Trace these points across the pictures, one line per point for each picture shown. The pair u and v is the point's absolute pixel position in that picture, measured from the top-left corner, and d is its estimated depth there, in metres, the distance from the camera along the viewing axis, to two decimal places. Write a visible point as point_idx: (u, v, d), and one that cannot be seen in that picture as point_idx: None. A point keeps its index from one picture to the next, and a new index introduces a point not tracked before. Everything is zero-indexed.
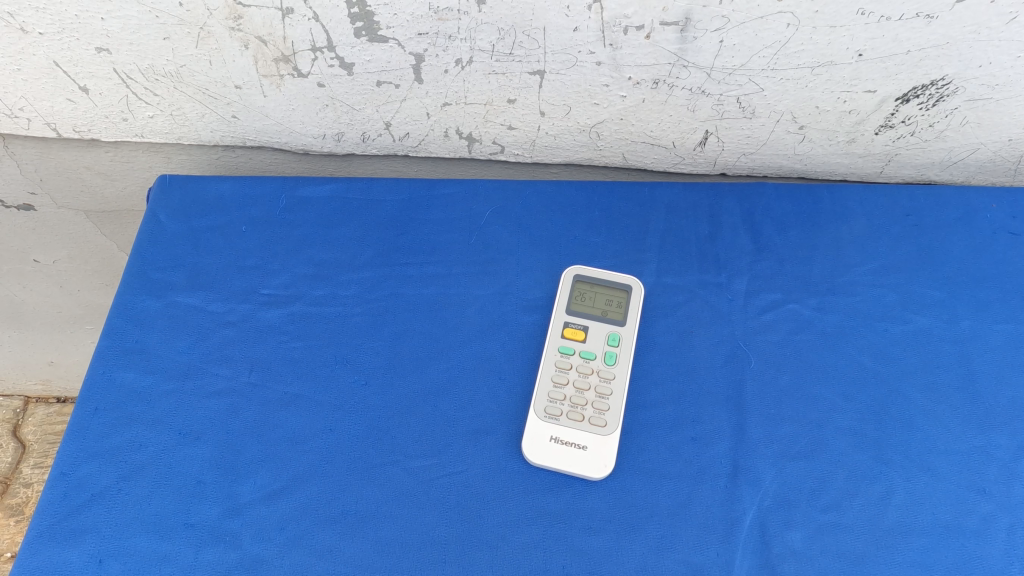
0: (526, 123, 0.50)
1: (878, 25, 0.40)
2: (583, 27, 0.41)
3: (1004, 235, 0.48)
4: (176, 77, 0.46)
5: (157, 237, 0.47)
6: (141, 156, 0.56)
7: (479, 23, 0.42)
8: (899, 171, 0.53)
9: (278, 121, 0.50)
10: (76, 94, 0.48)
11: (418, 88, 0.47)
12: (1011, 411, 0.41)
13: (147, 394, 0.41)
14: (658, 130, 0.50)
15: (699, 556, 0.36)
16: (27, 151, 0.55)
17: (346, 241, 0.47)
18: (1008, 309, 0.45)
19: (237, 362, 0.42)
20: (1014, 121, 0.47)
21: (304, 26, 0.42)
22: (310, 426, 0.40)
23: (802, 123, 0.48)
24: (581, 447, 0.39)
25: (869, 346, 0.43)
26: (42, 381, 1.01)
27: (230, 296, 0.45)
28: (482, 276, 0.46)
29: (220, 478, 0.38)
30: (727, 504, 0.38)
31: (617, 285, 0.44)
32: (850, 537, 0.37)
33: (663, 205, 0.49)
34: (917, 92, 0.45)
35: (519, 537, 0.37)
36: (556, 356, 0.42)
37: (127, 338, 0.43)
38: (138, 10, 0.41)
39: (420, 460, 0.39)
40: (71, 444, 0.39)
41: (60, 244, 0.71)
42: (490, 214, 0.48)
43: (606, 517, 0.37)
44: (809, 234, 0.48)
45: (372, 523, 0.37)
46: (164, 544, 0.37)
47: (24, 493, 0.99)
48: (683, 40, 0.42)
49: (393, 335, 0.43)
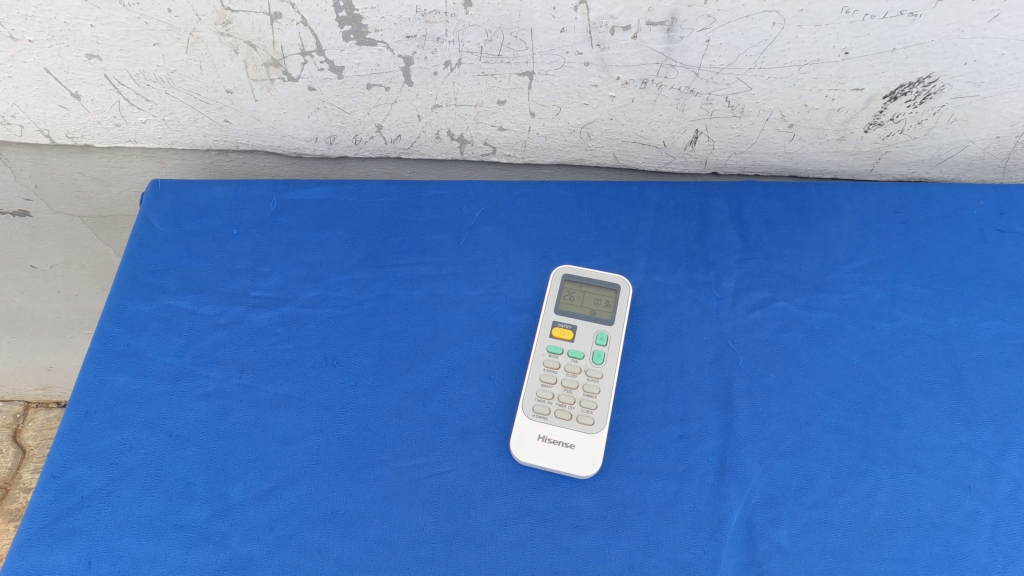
0: (517, 124, 0.50)
1: (863, 23, 0.40)
2: (570, 28, 0.42)
3: (992, 232, 0.48)
4: (167, 82, 0.47)
5: (149, 240, 0.48)
6: (134, 162, 0.56)
7: (467, 25, 0.42)
8: (890, 169, 0.53)
9: (269, 125, 0.51)
10: (67, 101, 0.49)
11: (408, 90, 0.47)
12: (998, 407, 0.41)
13: (137, 396, 0.41)
14: (647, 129, 0.50)
15: (686, 553, 0.36)
16: (21, 157, 0.56)
17: (337, 243, 0.47)
18: (995, 306, 0.45)
19: (228, 364, 0.42)
20: (1001, 118, 0.47)
21: (293, 30, 0.42)
22: (300, 427, 0.40)
23: (791, 121, 0.48)
24: (570, 446, 0.39)
25: (857, 343, 0.43)
26: (41, 387, 1.02)
27: (221, 299, 0.45)
28: (472, 277, 0.46)
29: (210, 479, 0.39)
30: (715, 501, 0.38)
31: (606, 284, 0.44)
32: (837, 535, 0.37)
33: (653, 204, 0.49)
34: (904, 90, 0.45)
35: (506, 536, 0.37)
36: (544, 355, 0.42)
37: (118, 342, 0.43)
38: (127, 17, 0.42)
39: (409, 460, 0.39)
40: (62, 447, 0.39)
41: (56, 250, 0.71)
42: (480, 215, 0.48)
43: (594, 515, 0.37)
44: (797, 232, 0.48)
45: (360, 523, 0.37)
46: (154, 546, 0.37)
47: (23, 499, 0.99)
48: (669, 40, 0.42)
49: (383, 336, 0.43)
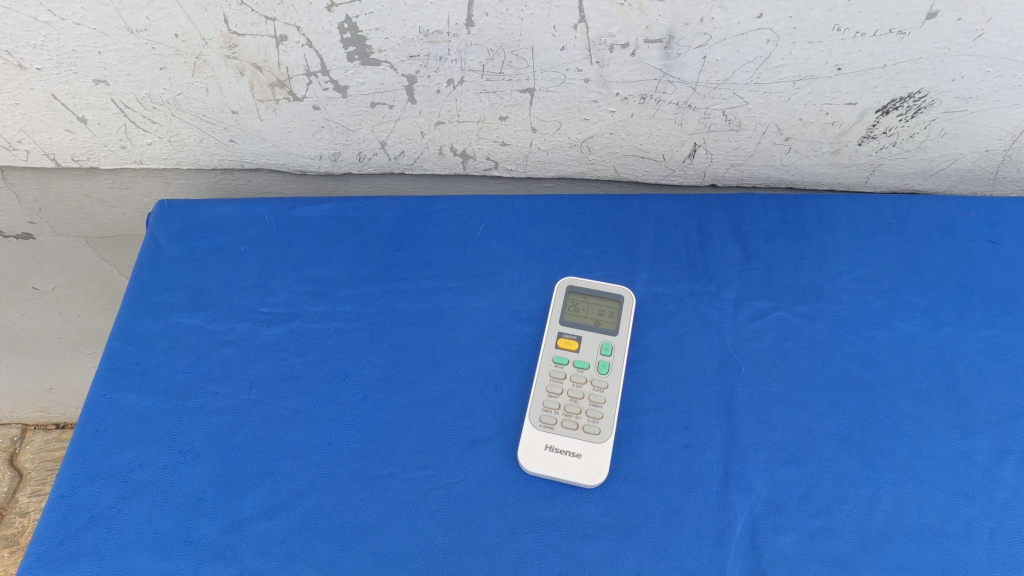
0: (518, 139, 0.51)
1: (854, 40, 0.41)
2: (569, 46, 0.43)
3: (983, 243, 0.49)
4: (174, 104, 0.48)
5: (157, 259, 0.48)
6: (140, 182, 0.57)
7: (468, 45, 0.43)
8: (884, 180, 0.54)
9: (275, 143, 0.51)
10: (74, 125, 0.49)
11: (411, 107, 0.48)
12: (993, 415, 0.42)
13: (147, 414, 0.42)
14: (647, 143, 0.51)
15: (692, 562, 0.37)
16: (26, 181, 0.57)
17: (343, 258, 0.48)
18: (989, 314, 0.46)
19: (236, 380, 0.43)
20: (990, 132, 0.48)
21: (297, 51, 0.43)
22: (307, 441, 0.40)
23: (787, 135, 0.49)
24: (576, 456, 0.39)
25: (856, 352, 0.44)
26: (40, 409, 1.02)
27: (229, 315, 0.46)
28: (476, 290, 0.46)
29: (219, 494, 0.39)
30: (720, 509, 0.38)
31: (609, 295, 0.45)
32: (839, 542, 0.37)
33: (654, 216, 0.50)
34: (895, 104, 0.46)
35: (514, 546, 0.37)
36: (550, 365, 0.42)
37: (127, 360, 0.44)
38: (135, 43, 0.43)
39: (417, 472, 0.39)
40: (70, 466, 0.40)
41: (59, 271, 0.72)
42: (483, 229, 0.49)
43: (602, 524, 0.38)
44: (795, 242, 0.49)
45: (367, 536, 0.38)
46: (163, 562, 0.37)
47: (19, 523, 0.98)
48: (667, 56, 0.43)
49: (389, 349, 0.44)
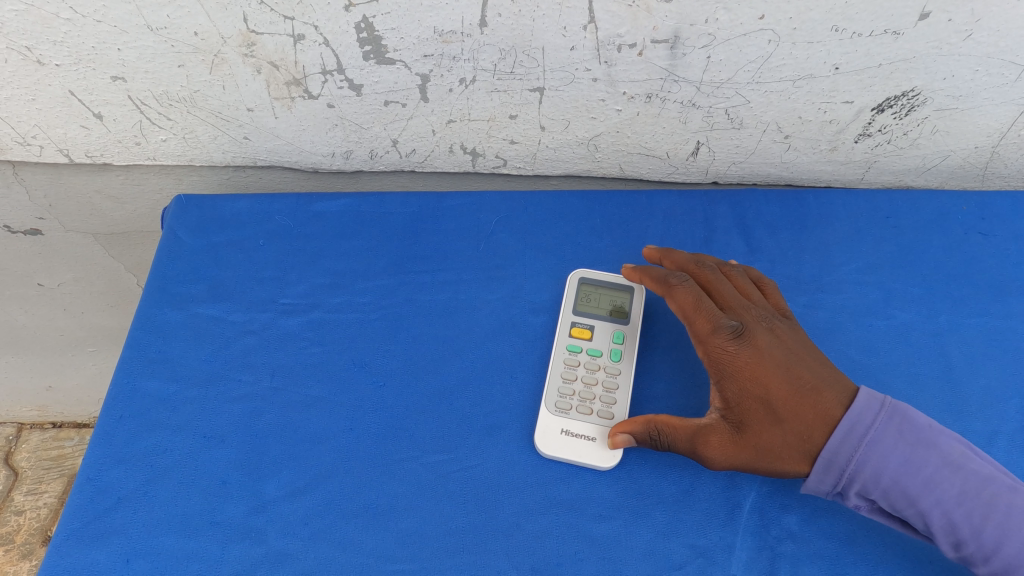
0: (527, 137, 0.52)
1: (851, 40, 0.43)
2: (579, 46, 0.44)
3: (976, 235, 0.51)
4: (190, 101, 0.49)
5: (176, 251, 0.49)
6: (151, 179, 0.58)
7: (481, 44, 0.44)
8: (879, 177, 0.56)
9: (288, 141, 0.53)
10: (90, 122, 0.51)
11: (424, 106, 0.49)
12: (986, 399, 0.43)
13: (171, 401, 0.43)
14: (652, 141, 0.52)
15: (703, 539, 0.38)
16: (38, 177, 0.57)
17: (359, 252, 0.49)
18: (981, 304, 0.47)
19: (258, 368, 0.44)
20: (980, 130, 0.50)
21: (314, 50, 0.45)
22: (328, 427, 0.42)
23: (787, 133, 0.51)
24: (591, 440, 0.41)
25: (855, 340, 0.46)
26: (38, 407, 1.02)
27: (249, 307, 0.47)
28: (490, 282, 0.48)
29: (244, 477, 0.40)
30: (729, 490, 0.40)
31: (621, 287, 0.47)
32: (842, 519, 0.39)
33: (660, 211, 0.51)
34: (890, 103, 0.48)
35: (531, 526, 0.39)
36: (564, 353, 0.44)
37: (150, 349, 0.45)
38: (154, 41, 0.44)
39: (436, 456, 0.41)
40: (96, 452, 0.41)
41: (65, 267, 0.72)
42: (495, 223, 0.51)
43: (616, 505, 0.39)
44: (797, 236, 0.50)
45: (389, 516, 0.39)
46: (191, 543, 0.38)
47: (15, 522, 0.99)
48: (672, 56, 0.45)
49: (407, 339, 0.45)
